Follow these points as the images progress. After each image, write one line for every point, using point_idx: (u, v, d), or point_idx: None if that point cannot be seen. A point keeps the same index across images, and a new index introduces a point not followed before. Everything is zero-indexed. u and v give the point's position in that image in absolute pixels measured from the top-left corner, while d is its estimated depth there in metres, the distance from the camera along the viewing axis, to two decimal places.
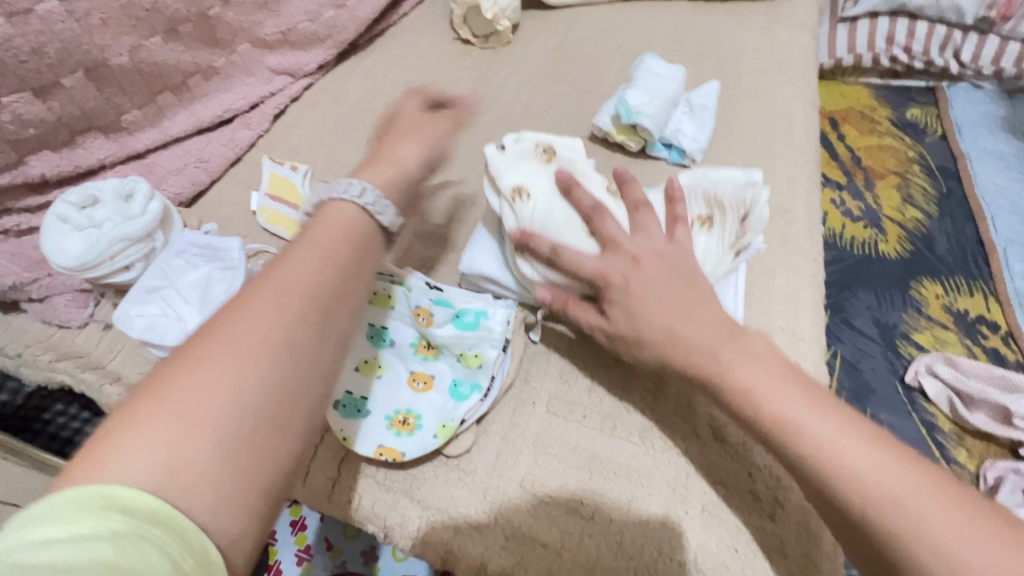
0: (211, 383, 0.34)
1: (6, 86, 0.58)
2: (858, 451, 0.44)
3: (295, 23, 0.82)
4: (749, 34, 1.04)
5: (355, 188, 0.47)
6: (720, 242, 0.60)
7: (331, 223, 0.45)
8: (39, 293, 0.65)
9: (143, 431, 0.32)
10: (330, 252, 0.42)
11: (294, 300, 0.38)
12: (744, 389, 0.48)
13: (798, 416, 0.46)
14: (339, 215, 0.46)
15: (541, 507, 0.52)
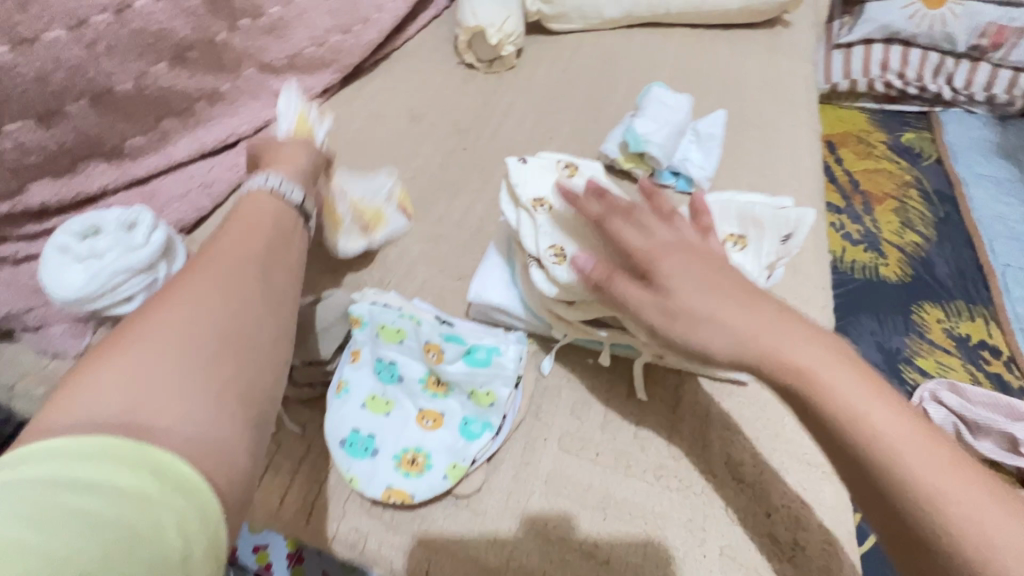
0: (156, 339, 0.38)
1: (9, 113, 0.57)
2: (965, 490, 0.36)
3: (300, 48, 0.82)
4: (750, 62, 1.05)
5: (265, 177, 0.53)
6: (754, 260, 0.59)
7: (240, 218, 0.49)
8: (34, 323, 0.64)
9: (93, 385, 0.35)
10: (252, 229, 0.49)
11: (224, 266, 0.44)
12: (831, 396, 0.40)
13: (896, 439, 0.38)
14: (254, 205, 0.51)
15: (556, 551, 0.50)
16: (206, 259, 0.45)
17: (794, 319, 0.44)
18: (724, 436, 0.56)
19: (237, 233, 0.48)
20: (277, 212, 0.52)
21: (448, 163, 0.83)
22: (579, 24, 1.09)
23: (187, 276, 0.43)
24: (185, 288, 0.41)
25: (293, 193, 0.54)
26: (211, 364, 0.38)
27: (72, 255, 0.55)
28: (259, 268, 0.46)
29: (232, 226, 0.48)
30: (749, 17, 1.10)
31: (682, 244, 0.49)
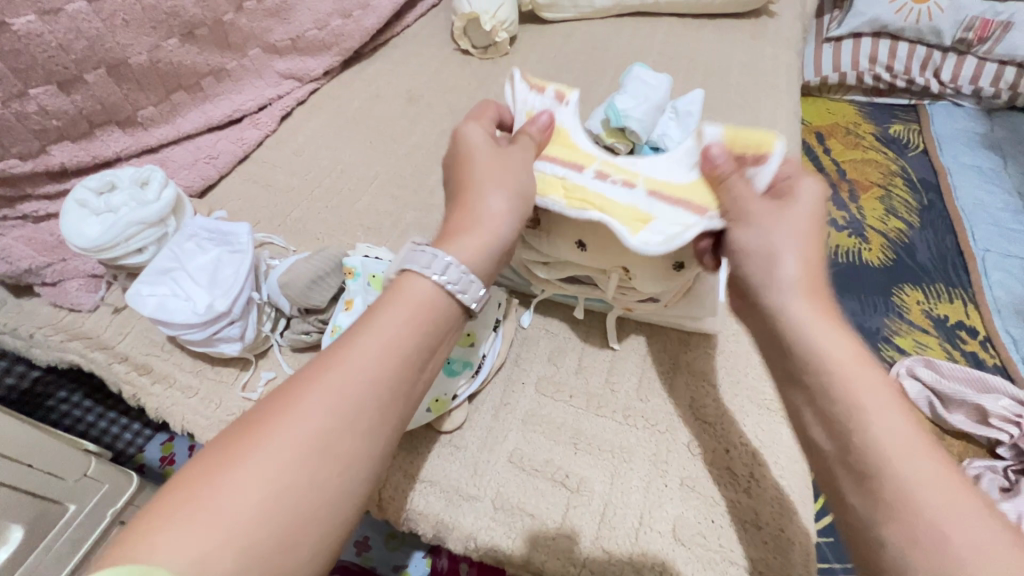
0: (280, 461, 0.36)
1: (34, 78, 0.62)
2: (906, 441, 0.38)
3: (303, 30, 0.86)
4: (735, 49, 1.10)
5: (455, 268, 0.45)
6: None
7: (398, 307, 0.44)
8: (52, 278, 0.68)
9: (220, 494, 0.34)
10: (404, 328, 0.43)
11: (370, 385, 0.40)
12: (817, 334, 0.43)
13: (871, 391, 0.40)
14: (411, 294, 0.45)
15: (529, 480, 0.55)
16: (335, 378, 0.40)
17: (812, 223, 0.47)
18: (689, 382, 0.60)
19: (367, 341, 0.41)
20: (435, 301, 0.45)
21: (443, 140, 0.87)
22: (572, 12, 1.13)
23: (330, 382, 0.39)
24: (290, 416, 0.38)
25: (469, 293, 0.46)
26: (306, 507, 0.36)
27: (93, 210, 0.60)
28: (378, 417, 0.40)
29: (367, 324, 0.42)
30: (736, 8, 1.15)
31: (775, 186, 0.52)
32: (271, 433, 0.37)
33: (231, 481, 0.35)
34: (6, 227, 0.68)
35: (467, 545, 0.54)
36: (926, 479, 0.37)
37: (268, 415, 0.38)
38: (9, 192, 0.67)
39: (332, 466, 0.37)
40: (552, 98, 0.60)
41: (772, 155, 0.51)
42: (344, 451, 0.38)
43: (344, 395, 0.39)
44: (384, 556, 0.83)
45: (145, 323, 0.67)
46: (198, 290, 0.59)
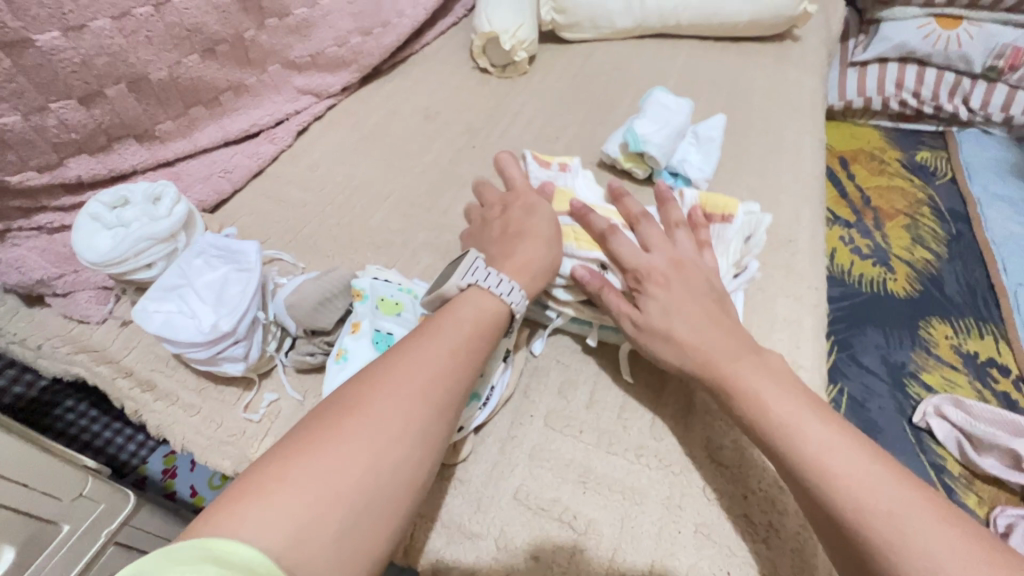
0: (373, 434, 0.40)
1: (56, 93, 0.62)
2: (884, 489, 0.42)
3: (323, 47, 0.87)
4: (758, 73, 1.08)
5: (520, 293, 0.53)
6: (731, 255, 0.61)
7: (465, 311, 0.50)
8: (63, 289, 0.67)
9: (322, 458, 0.38)
10: (471, 330, 0.49)
11: (444, 377, 0.45)
12: (742, 388, 0.49)
13: (805, 425, 0.46)
14: (479, 300, 0.51)
15: (535, 520, 0.52)
16: (417, 368, 0.45)
17: (684, 290, 0.54)
18: (706, 421, 0.57)
19: (448, 340, 0.48)
20: (498, 308, 0.52)
21: (457, 159, 0.87)
22: (592, 33, 1.13)
23: (413, 369, 0.45)
24: (384, 395, 0.42)
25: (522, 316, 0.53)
26: (391, 485, 0.39)
27: (106, 224, 0.60)
28: (449, 406, 0.45)
29: (445, 324, 0.49)
30: (760, 31, 1.13)
31: (670, 256, 0.57)
32: (368, 410, 0.41)
33: (338, 444, 0.39)
34: (21, 238, 0.68)
35: None
36: (914, 521, 0.40)
37: (361, 398, 0.42)
38: (25, 203, 0.67)
39: (419, 445, 0.42)
40: (558, 168, 0.68)
41: (737, 217, 0.61)
42: (423, 433, 0.42)
43: (430, 384, 0.44)
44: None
45: (150, 338, 0.66)
46: (205, 308, 0.58)
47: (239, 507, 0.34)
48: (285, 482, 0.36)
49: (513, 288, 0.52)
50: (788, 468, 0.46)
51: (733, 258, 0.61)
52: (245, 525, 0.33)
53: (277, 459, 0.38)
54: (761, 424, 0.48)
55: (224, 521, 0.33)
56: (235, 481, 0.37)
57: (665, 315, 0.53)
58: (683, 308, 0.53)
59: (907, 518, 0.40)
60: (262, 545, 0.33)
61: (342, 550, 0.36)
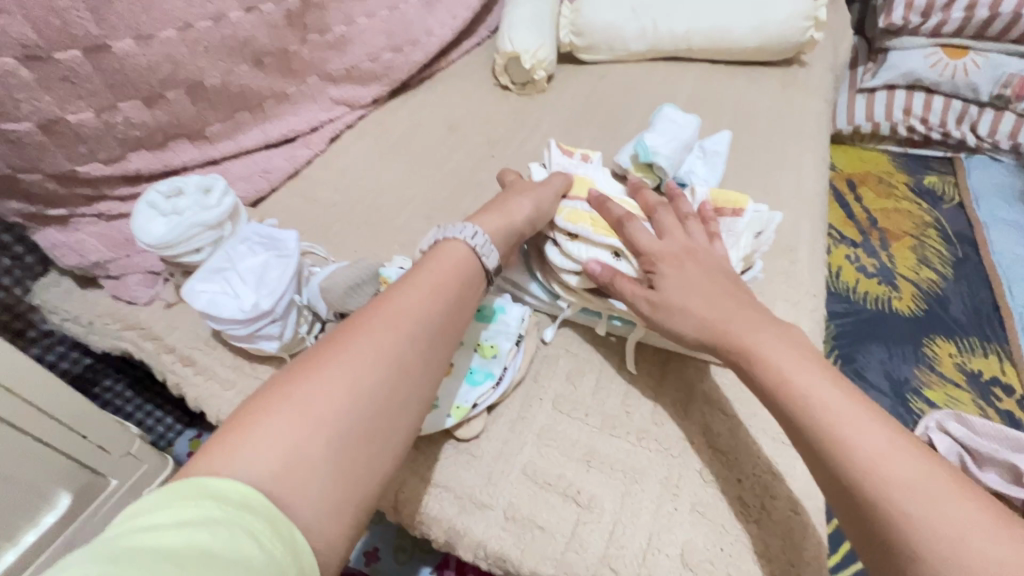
0: (351, 373, 0.44)
1: (124, 94, 0.70)
2: (903, 462, 0.44)
3: (358, 62, 0.95)
4: (766, 95, 1.13)
5: (483, 236, 0.57)
6: (740, 248, 0.64)
7: (434, 267, 0.54)
8: (115, 271, 0.74)
9: (303, 396, 0.42)
10: (441, 282, 0.53)
11: (416, 322, 0.49)
12: (769, 366, 0.51)
13: (825, 397, 0.48)
14: (448, 255, 0.55)
15: (541, 494, 0.56)
16: (389, 316, 0.49)
17: (702, 273, 0.57)
18: (705, 410, 0.61)
19: (421, 290, 0.51)
20: (469, 264, 0.56)
21: (478, 168, 0.93)
22: (607, 55, 1.20)
23: (384, 317, 0.49)
24: (358, 341, 0.46)
25: (490, 259, 0.57)
26: (372, 416, 0.44)
27: (163, 211, 0.66)
28: (422, 348, 0.49)
29: (420, 276, 0.52)
30: (768, 56, 1.19)
31: (684, 244, 0.60)
32: (343, 353, 0.45)
33: (318, 385, 0.43)
34: (82, 223, 0.74)
35: (477, 552, 0.56)
36: (929, 491, 0.42)
37: (337, 343, 0.46)
38: (90, 191, 0.73)
39: (396, 383, 0.46)
40: (579, 159, 0.73)
41: (747, 210, 0.65)
42: (398, 371, 0.47)
43: (404, 328, 0.48)
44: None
45: (191, 319, 0.72)
46: (247, 289, 0.64)
47: (232, 443, 0.39)
48: (271, 418, 0.40)
49: (478, 232, 0.57)
50: (811, 441, 0.47)
51: (743, 251, 0.63)
52: (238, 456, 0.38)
53: (261, 400, 0.42)
54: (787, 404, 0.49)
55: (222, 456, 0.38)
56: (227, 422, 0.41)
57: (684, 295, 0.56)
58: (701, 289, 0.56)
59: (926, 490, 0.42)
60: (257, 473, 0.38)
61: (328, 475, 0.41)
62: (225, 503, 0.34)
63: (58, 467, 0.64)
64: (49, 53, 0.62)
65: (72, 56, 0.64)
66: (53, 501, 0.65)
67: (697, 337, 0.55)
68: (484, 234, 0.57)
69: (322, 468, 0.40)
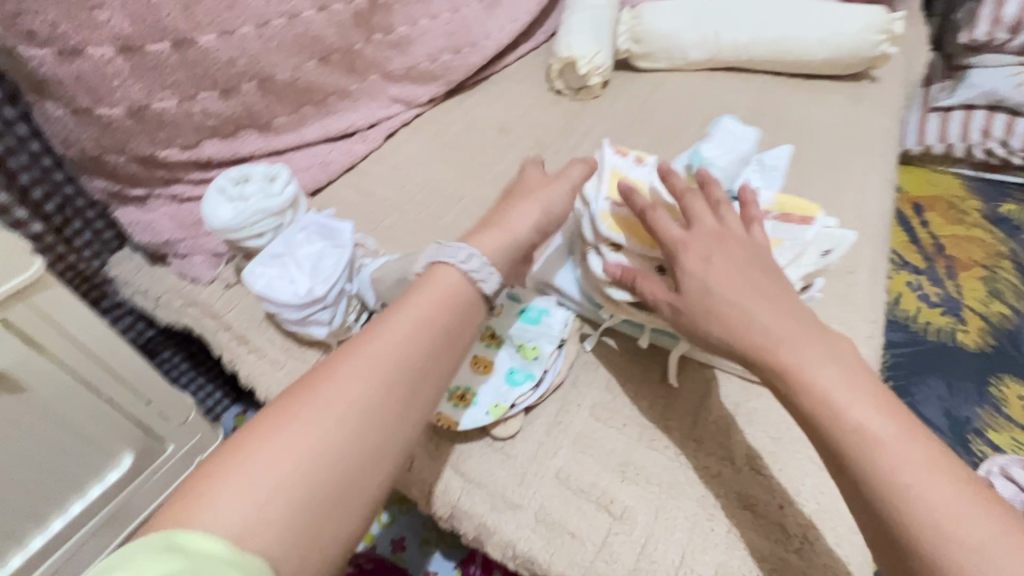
0: (329, 416, 0.44)
1: (203, 85, 0.74)
2: (964, 515, 0.41)
3: (417, 62, 0.97)
4: (830, 110, 1.09)
5: (479, 259, 0.53)
6: (801, 267, 0.60)
7: (424, 298, 0.51)
8: (183, 251, 0.79)
9: (277, 442, 0.42)
10: (428, 316, 0.50)
11: (400, 360, 0.48)
12: (828, 402, 0.46)
13: (883, 436, 0.45)
14: (437, 284, 0.52)
15: (573, 500, 0.56)
16: (371, 354, 0.48)
17: (729, 265, 0.53)
18: (748, 431, 0.59)
19: (398, 326, 0.49)
20: (462, 291, 0.53)
21: None
22: (665, 63, 1.18)
23: (366, 355, 0.48)
24: (338, 383, 0.46)
25: (489, 282, 0.53)
26: (351, 457, 0.44)
27: (229, 197, 0.70)
28: (406, 387, 0.48)
29: (398, 311, 0.51)
30: (835, 69, 1.14)
31: (712, 228, 0.56)
32: (323, 395, 0.45)
33: (292, 430, 0.43)
34: (157, 203, 0.79)
35: (505, 552, 0.56)
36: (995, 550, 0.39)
37: (317, 383, 0.46)
38: (165, 174, 0.78)
39: (369, 426, 0.45)
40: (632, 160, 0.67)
41: (816, 219, 0.61)
42: (379, 413, 0.46)
43: (377, 369, 0.47)
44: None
45: (247, 300, 0.76)
46: (303, 275, 0.66)
47: (204, 494, 0.39)
48: (245, 464, 0.41)
49: (472, 255, 0.53)
50: (857, 480, 0.45)
51: (808, 269, 0.60)
52: (207, 508, 0.38)
53: (238, 445, 0.42)
54: (848, 451, 0.45)
55: (192, 507, 0.38)
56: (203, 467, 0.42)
57: (705, 293, 0.52)
58: (730, 286, 0.52)
59: (988, 551, 0.39)
60: (227, 525, 0.38)
61: (300, 527, 0.40)
62: (192, 557, 0.35)
63: (121, 429, 0.69)
64: (142, 44, 0.67)
65: (162, 48, 0.68)
66: (117, 461, 0.70)
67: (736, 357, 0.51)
68: (479, 256, 0.53)
69: (299, 512, 0.40)
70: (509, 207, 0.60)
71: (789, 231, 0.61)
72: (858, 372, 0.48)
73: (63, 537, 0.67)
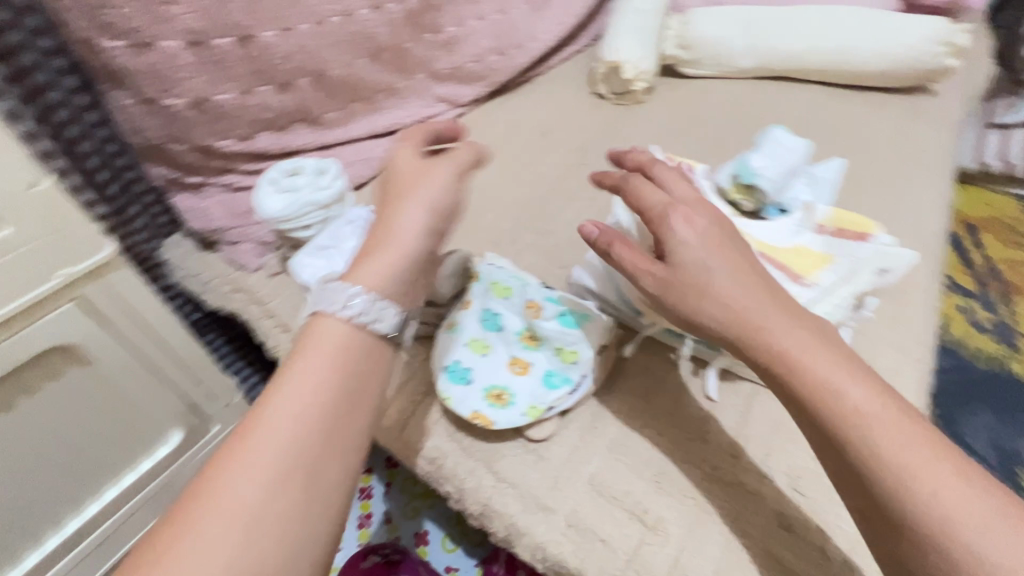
0: (242, 496, 0.42)
1: (262, 79, 0.76)
2: (965, 500, 0.40)
3: (464, 62, 0.98)
4: (884, 124, 1.05)
5: (361, 297, 0.49)
6: (853, 286, 0.58)
7: (317, 354, 0.48)
8: (232, 238, 0.82)
9: (188, 538, 0.40)
10: (325, 371, 0.47)
11: (305, 420, 0.45)
12: (825, 383, 0.46)
13: (875, 419, 0.44)
14: (329, 335, 0.49)
15: (606, 507, 0.56)
16: (269, 422, 0.44)
17: (719, 234, 0.52)
18: (788, 450, 0.58)
19: (297, 391, 0.46)
20: (362, 337, 0.50)
21: (566, 174, 0.94)
22: (712, 70, 1.16)
23: (264, 424, 0.44)
24: (241, 462, 0.43)
25: (383, 321, 0.49)
26: (279, 524, 0.42)
27: (279, 188, 0.72)
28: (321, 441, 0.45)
29: (289, 381, 0.46)
30: (890, 81, 1.11)
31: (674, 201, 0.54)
32: (231, 478, 0.42)
33: (205, 524, 0.40)
34: (212, 191, 0.82)
35: (535, 554, 0.56)
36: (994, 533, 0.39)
37: (219, 465, 0.43)
38: (221, 164, 0.81)
39: (299, 496, 0.43)
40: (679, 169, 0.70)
41: (874, 236, 0.61)
42: (295, 474, 0.44)
43: (286, 441, 0.44)
44: (408, 470, 1.01)
45: (291, 289, 0.78)
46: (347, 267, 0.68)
47: None
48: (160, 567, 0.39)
49: (357, 296, 0.49)
50: (848, 464, 0.44)
51: (862, 289, 0.58)
52: None
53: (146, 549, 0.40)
54: (844, 437, 0.44)
55: None
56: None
57: (700, 270, 0.50)
58: (722, 262, 0.50)
59: (988, 531, 0.39)
60: None
61: None
62: None
63: None
64: (209, 38, 0.69)
65: (226, 42, 0.71)
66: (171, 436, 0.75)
67: (725, 337, 0.50)
68: (366, 295, 0.49)
69: None
70: (396, 212, 0.54)
71: (843, 247, 0.61)
72: (840, 349, 0.47)
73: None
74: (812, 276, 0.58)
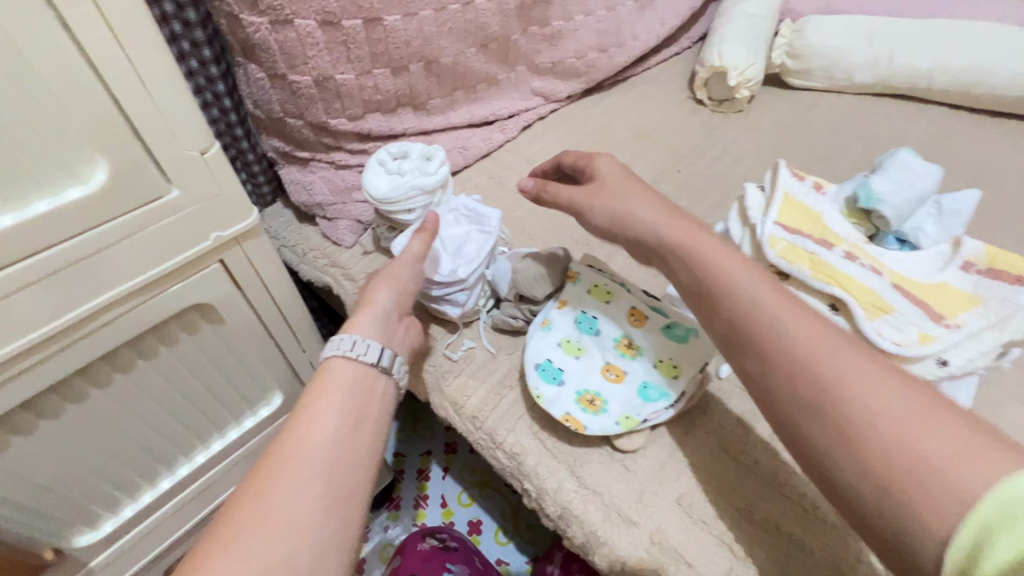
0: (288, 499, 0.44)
1: (380, 62, 0.78)
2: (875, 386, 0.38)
3: (565, 57, 0.97)
4: (1018, 155, 0.96)
5: (346, 338, 0.55)
6: (1003, 334, 0.55)
7: (335, 381, 0.53)
8: (331, 214, 0.84)
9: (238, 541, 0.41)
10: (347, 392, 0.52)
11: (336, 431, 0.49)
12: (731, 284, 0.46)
13: (778, 315, 0.43)
14: (342, 369, 0.54)
15: (693, 530, 0.54)
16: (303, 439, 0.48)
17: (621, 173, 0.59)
18: None
19: (326, 407, 0.50)
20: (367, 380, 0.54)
21: (660, 180, 0.92)
22: (822, 82, 1.09)
23: (300, 438, 0.48)
24: (282, 469, 0.46)
25: (368, 354, 0.54)
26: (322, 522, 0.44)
27: (387, 169, 0.73)
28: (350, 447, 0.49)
29: (316, 403, 0.51)
30: None
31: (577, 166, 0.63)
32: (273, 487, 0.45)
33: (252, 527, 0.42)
34: (317, 166, 0.85)
35: (613, 566, 0.54)
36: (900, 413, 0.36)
37: (260, 477, 0.45)
38: (330, 141, 0.84)
39: (335, 497, 0.46)
40: (810, 187, 0.66)
41: None
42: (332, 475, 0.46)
43: (318, 454, 0.47)
44: (466, 457, 1.03)
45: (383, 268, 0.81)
46: (446, 255, 0.68)
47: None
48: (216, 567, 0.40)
49: (345, 338, 0.55)
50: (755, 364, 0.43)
51: (1015, 336, 0.54)
52: None
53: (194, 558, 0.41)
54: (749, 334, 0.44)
55: None
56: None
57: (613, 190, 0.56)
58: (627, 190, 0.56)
59: (891, 411, 0.37)
60: None
61: None
62: None
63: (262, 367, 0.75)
64: (339, 19, 0.71)
65: (355, 24, 0.72)
66: (269, 400, 0.81)
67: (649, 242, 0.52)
68: (351, 336, 0.55)
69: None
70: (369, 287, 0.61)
71: (996, 290, 0.57)
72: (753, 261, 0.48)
73: (220, 456, 0.77)
74: (956, 318, 0.56)
